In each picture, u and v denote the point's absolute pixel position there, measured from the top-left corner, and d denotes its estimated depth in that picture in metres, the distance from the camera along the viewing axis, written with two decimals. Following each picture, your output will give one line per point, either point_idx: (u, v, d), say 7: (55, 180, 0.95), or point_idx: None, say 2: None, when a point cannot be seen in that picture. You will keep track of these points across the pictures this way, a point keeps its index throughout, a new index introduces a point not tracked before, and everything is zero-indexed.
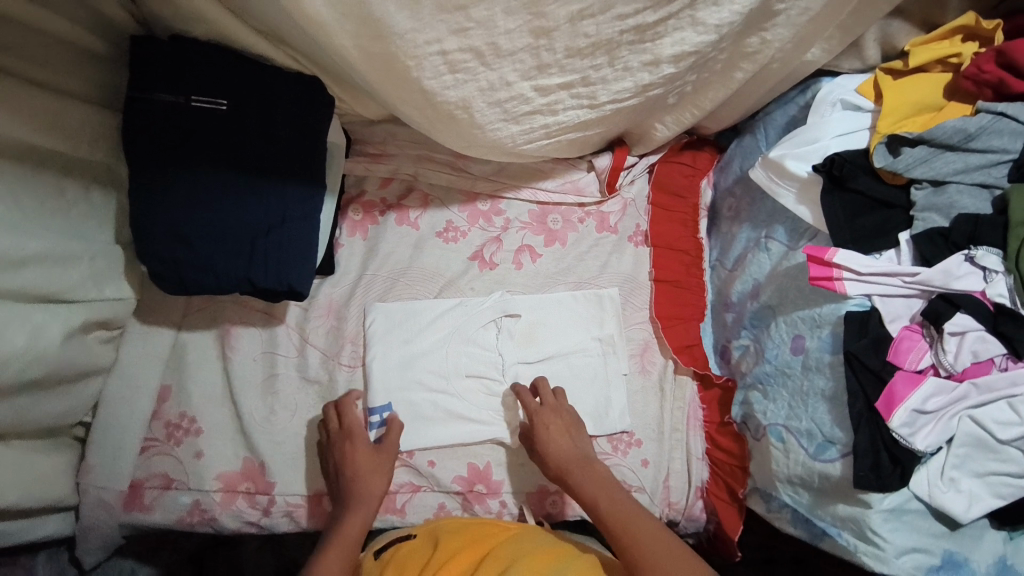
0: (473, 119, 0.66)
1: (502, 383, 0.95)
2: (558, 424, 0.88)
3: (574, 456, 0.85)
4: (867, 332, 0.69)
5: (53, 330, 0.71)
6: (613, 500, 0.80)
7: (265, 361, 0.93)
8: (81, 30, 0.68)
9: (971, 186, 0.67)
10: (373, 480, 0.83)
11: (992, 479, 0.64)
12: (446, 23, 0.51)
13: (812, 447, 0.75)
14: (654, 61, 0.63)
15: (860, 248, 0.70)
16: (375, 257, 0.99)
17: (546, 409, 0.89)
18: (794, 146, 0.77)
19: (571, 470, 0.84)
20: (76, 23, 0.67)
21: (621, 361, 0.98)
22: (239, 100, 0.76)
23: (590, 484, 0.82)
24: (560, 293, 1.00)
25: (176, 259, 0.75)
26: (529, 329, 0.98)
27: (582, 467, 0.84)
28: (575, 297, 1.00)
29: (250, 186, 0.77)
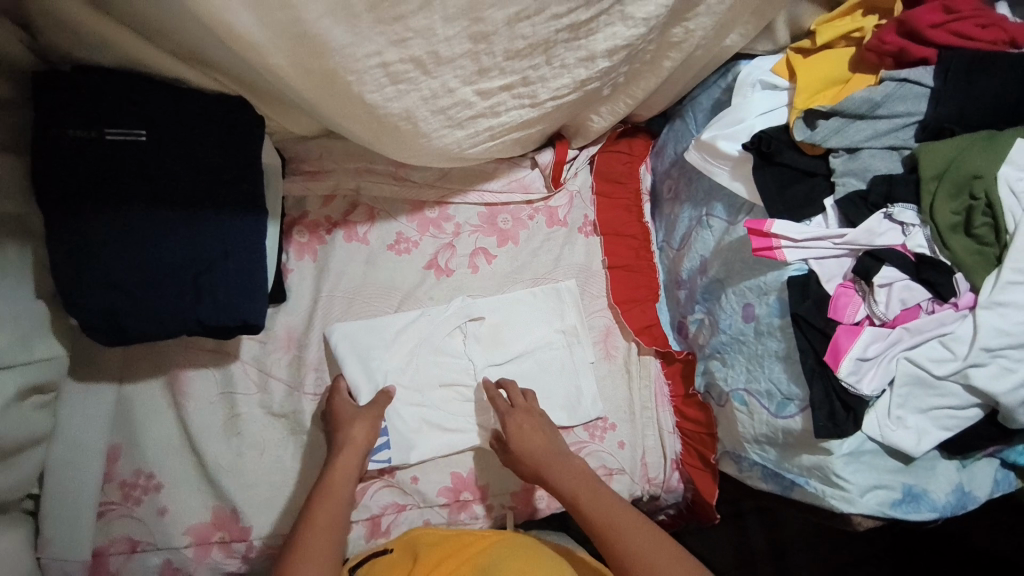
0: (418, 128, 0.66)
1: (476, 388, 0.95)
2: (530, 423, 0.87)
3: (549, 452, 0.85)
4: (809, 294, 0.75)
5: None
6: (588, 487, 0.82)
7: (224, 402, 0.88)
8: None
9: (882, 149, 0.74)
10: (351, 460, 0.81)
11: (937, 413, 0.71)
12: (385, 35, 0.50)
13: (773, 406, 0.79)
14: (589, 56, 0.65)
15: (793, 217, 0.76)
16: (327, 278, 0.96)
17: (521, 413, 0.88)
18: (723, 127, 0.82)
19: (547, 465, 0.84)
20: None
21: (586, 350, 1.00)
22: (160, 130, 0.72)
23: (568, 471, 0.83)
24: (520, 292, 1.01)
25: (110, 308, 0.70)
26: (494, 331, 0.98)
27: (553, 455, 0.84)
28: (535, 294, 1.01)
29: (185, 221, 0.73)
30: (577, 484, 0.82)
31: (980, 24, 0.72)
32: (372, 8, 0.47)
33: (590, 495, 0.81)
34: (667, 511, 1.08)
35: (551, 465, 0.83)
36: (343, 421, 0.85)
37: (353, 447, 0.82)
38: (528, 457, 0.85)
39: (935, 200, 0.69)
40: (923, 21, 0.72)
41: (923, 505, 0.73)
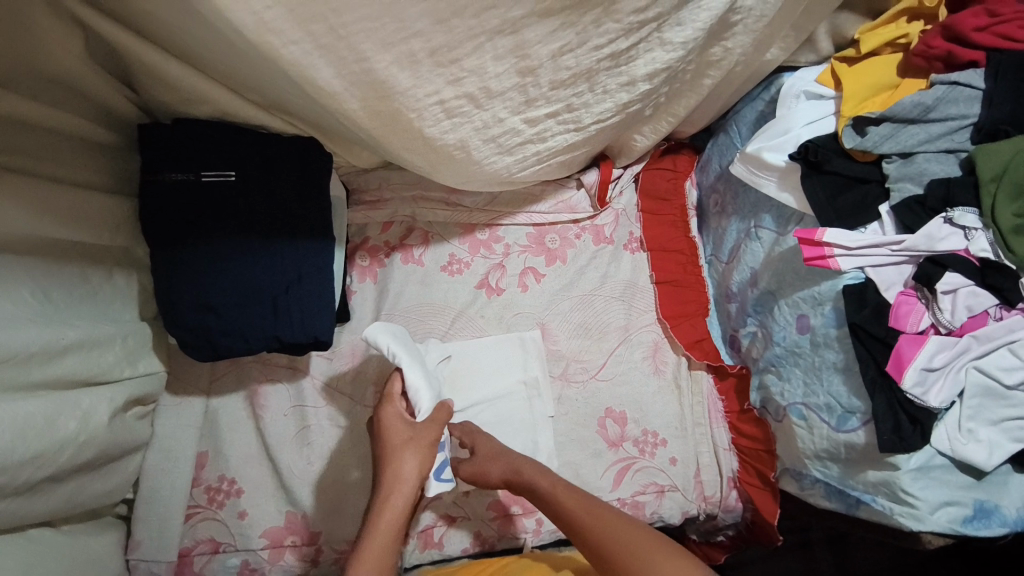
0: (470, 155, 0.70)
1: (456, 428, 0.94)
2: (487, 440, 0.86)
3: (513, 460, 0.82)
4: (867, 302, 0.73)
5: (100, 404, 0.73)
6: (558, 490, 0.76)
7: (296, 415, 0.94)
8: (90, 124, 0.73)
9: (938, 153, 0.72)
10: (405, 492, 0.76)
11: (1009, 425, 0.68)
12: (443, 76, 0.55)
13: (833, 420, 0.78)
14: (630, 81, 0.68)
15: (846, 225, 0.74)
16: (388, 297, 1.03)
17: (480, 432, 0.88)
18: (768, 139, 0.82)
19: (519, 471, 0.81)
20: (85, 118, 0.72)
21: (545, 404, 1.00)
22: (247, 170, 0.79)
23: (536, 475, 0.79)
24: (482, 340, 1.02)
25: (205, 328, 0.79)
26: (455, 377, 0.98)
27: (514, 460, 0.82)
28: (499, 342, 1.02)
29: (264, 248, 0.80)
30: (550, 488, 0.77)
31: None
32: (432, 54, 0.51)
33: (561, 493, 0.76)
34: (725, 532, 1.06)
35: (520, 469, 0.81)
36: (391, 434, 0.79)
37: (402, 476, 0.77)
38: (494, 465, 0.83)
39: (996, 203, 0.66)
40: (966, 26, 0.71)
41: (994, 521, 0.68)
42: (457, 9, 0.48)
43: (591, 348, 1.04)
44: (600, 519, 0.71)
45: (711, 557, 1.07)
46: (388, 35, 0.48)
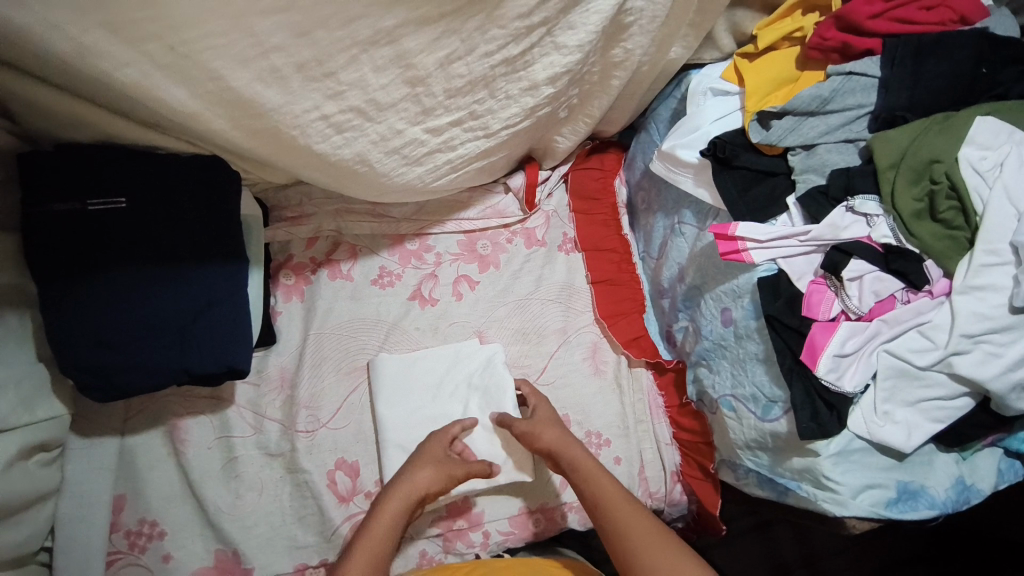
0: (373, 169, 0.68)
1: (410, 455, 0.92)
2: (545, 412, 0.91)
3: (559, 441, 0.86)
4: (780, 293, 0.74)
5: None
6: (598, 472, 0.82)
7: (221, 446, 0.90)
8: None
9: (838, 143, 0.74)
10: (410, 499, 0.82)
11: (925, 405, 0.69)
12: (319, 90, 0.55)
13: (758, 410, 0.78)
14: (532, 85, 0.67)
15: (757, 219, 0.75)
16: (316, 316, 0.99)
17: (543, 401, 0.93)
18: (680, 136, 0.82)
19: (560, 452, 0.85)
20: None
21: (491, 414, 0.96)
22: (140, 196, 0.75)
23: (578, 454, 0.84)
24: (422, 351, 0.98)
25: (102, 365, 0.73)
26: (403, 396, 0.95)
27: (568, 436, 0.86)
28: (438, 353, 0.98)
29: (166, 276, 0.76)
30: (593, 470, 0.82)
31: (926, 6, 0.73)
32: (300, 68, 0.52)
33: (596, 474, 0.82)
34: (675, 525, 1.06)
35: (565, 446, 0.85)
36: (431, 453, 0.87)
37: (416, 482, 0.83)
38: (546, 433, 0.87)
39: (895, 188, 0.68)
40: (859, 14, 0.72)
41: (921, 503, 0.71)
42: (319, 21, 0.49)
43: (531, 353, 1.02)
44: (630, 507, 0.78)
45: None
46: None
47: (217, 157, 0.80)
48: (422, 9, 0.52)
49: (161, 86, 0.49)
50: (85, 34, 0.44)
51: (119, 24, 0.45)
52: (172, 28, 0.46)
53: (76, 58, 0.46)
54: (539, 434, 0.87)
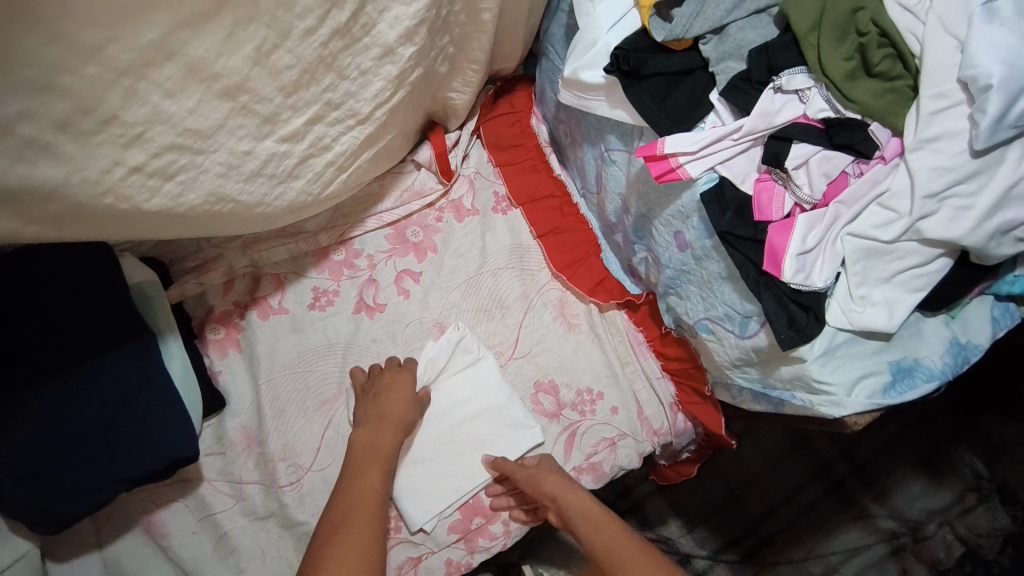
0: (240, 203, 0.58)
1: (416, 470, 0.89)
2: (551, 464, 0.87)
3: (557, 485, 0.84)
4: (727, 203, 0.66)
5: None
6: (610, 524, 0.80)
7: (207, 527, 0.85)
8: None
9: (749, 17, 0.64)
10: (391, 437, 0.84)
11: (903, 278, 0.64)
12: (109, 142, 0.46)
13: (736, 328, 0.73)
14: (386, 50, 0.58)
15: (684, 128, 0.67)
16: (260, 362, 0.91)
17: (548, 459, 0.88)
18: (579, 56, 0.72)
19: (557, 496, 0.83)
20: None
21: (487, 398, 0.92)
22: (2, 308, 0.66)
23: (586, 501, 0.82)
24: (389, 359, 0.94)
25: (32, 501, 0.66)
26: None
27: (570, 484, 0.84)
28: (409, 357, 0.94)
29: (68, 387, 0.68)
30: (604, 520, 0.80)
31: None
32: (66, 125, 0.43)
33: (607, 526, 0.80)
34: (689, 448, 1.03)
35: (567, 494, 0.83)
36: (394, 393, 0.87)
37: (390, 418, 0.85)
38: (548, 477, 0.84)
39: (821, 54, 0.60)
40: None
41: (918, 378, 0.66)
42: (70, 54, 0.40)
43: (499, 329, 0.96)
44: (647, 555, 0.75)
45: (687, 473, 1.06)
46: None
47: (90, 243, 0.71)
48: (190, 4, 0.42)
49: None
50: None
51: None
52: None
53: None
54: (541, 480, 0.84)
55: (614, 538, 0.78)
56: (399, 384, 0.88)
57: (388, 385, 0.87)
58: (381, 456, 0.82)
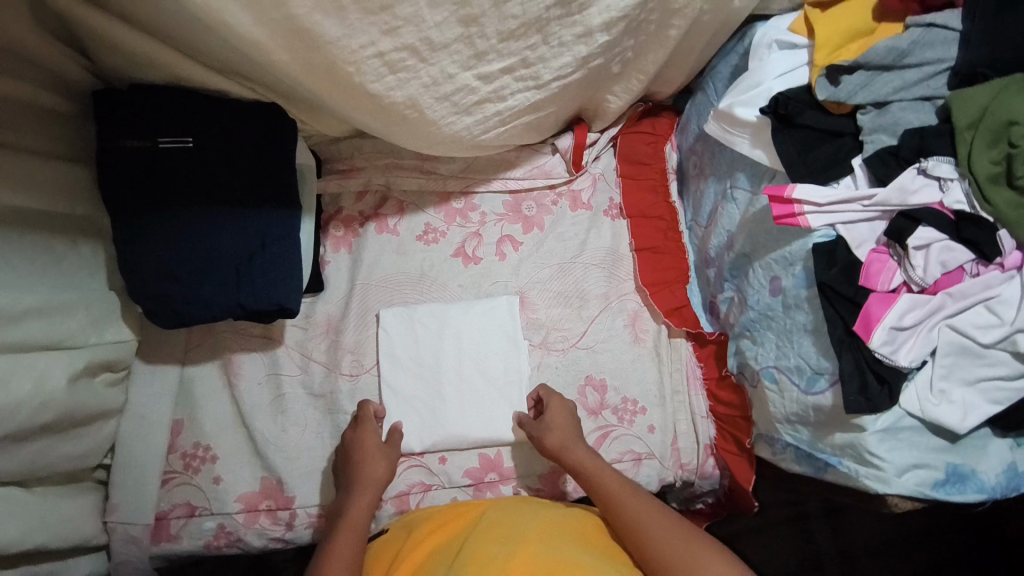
0: (425, 115, 0.69)
1: (437, 408, 0.96)
2: (561, 406, 0.91)
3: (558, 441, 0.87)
4: (836, 260, 0.70)
5: (58, 374, 0.72)
6: (603, 471, 0.84)
7: (271, 383, 0.94)
8: (39, 90, 0.70)
9: (914, 101, 0.68)
10: (364, 502, 0.83)
11: (985, 385, 0.66)
12: (376, 25, 0.53)
13: (803, 382, 0.75)
14: (587, 31, 0.66)
15: (817, 181, 0.72)
16: (361, 267, 1.02)
17: (557, 399, 0.92)
18: (740, 93, 0.78)
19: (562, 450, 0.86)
20: (33, 83, 0.70)
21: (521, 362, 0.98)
22: (206, 137, 0.79)
23: (580, 452, 0.86)
24: (424, 308, 1.00)
25: (166, 294, 0.78)
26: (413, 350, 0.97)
27: (573, 435, 0.88)
28: (443, 306, 1.00)
29: (227, 217, 0.80)
30: (597, 467, 0.84)
31: None
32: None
33: (601, 473, 0.83)
34: (705, 500, 1.05)
35: (567, 444, 0.86)
36: (373, 461, 0.86)
37: (369, 479, 0.84)
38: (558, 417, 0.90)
39: (971, 151, 0.64)
40: None
41: (969, 487, 0.67)
42: None
43: (572, 316, 1.02)
44: (638, 498, 0.81)
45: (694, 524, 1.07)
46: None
47: (280, 113, 0.83)
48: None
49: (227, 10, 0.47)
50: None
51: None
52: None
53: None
54: (543, 437, 0.88)
55: (610, 486, 0.82)
56: (376, 448, 0.87)
57: (361, 457, 0.86)
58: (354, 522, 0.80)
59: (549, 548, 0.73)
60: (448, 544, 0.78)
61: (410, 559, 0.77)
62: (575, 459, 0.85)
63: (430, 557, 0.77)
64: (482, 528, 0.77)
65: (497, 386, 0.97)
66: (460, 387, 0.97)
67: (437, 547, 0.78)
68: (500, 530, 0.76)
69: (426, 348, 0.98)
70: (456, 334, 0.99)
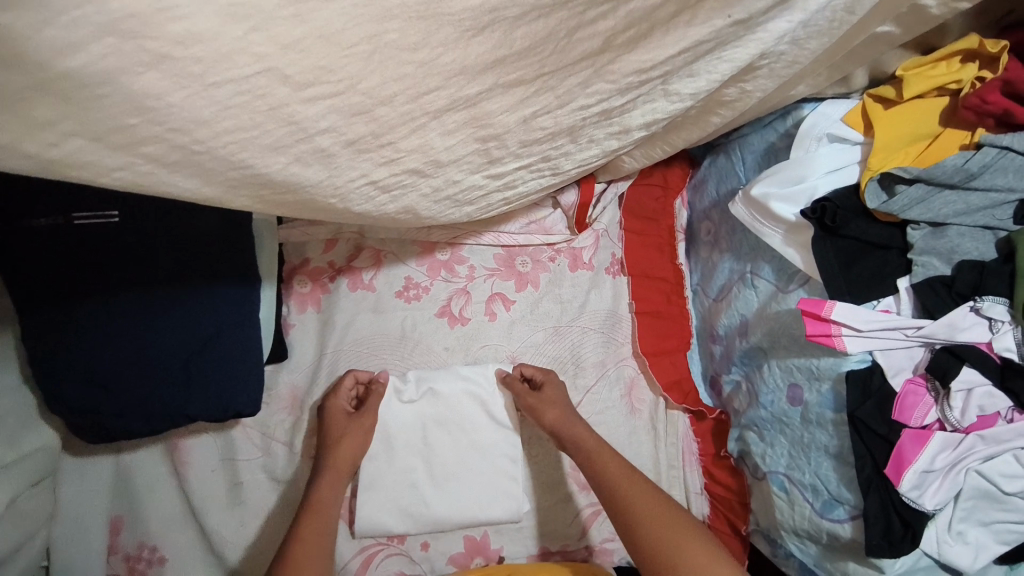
0: (419, 215, 0.56)
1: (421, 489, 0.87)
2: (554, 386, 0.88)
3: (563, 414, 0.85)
4: (870, 394, 0.65)
5: None
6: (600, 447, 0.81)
7: (227, 469, 0.83)
8: None
9: (974, 228, 0.61)
10: (333, 484, 0.79)
11: (1000, 527, 0.63)
12: (371, 159, 0.43)
13: (818, 503, 0.71)
14: (623, 130, 0.55)
15: (856, 299, 0.65)
16: (333, 331, 0.89)
17: (554, 378, 0.89)
18: (779, 183, 0.69)
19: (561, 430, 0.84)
20: None
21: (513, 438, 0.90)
22: (136, 209, 0.64)
23: (579, 429, 0.83)
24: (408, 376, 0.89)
25: (93, 405, 0.64)
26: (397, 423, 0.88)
27: (568, 413, 0.85)
28: (438, 372, 0.90)
29: (167, 304, 0.66)
30: (594, 444, 0.81)
31: None
32: (353, 143, 0.41)
33: (598, 449, 0.81)
34: None
35: (564, 422, 0.84)
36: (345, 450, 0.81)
37: (337, 466, 0.80)
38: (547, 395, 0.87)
39: None
40: None
41: None
42: (392, 96, 0.39)
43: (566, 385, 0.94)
44: (633, 478, 0.78)
45: None
46: (277, 139, 0.38)
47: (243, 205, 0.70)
48: (519, 72, 0.42)
49: (168, 183, 0.37)
50: (53, 151, 0.32)
51: (99, 135, 0.32)
52: (178, 130, 0.34)
53: (36, 169, 0.33)
54: (543, 411, 0.85)
55: (592, 445, 0.81)
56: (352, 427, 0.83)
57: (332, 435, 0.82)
58: (324, 502, 0.77)
59: None
60: None
61: None
62: (574, 435, 0.83)
63: None
64: None
65: (493, 463, 0.89)
66: (446, 464, 0.89)
67: None
68: None
69: (406, 419, 0.88)
70: (438, 410, 0.89)
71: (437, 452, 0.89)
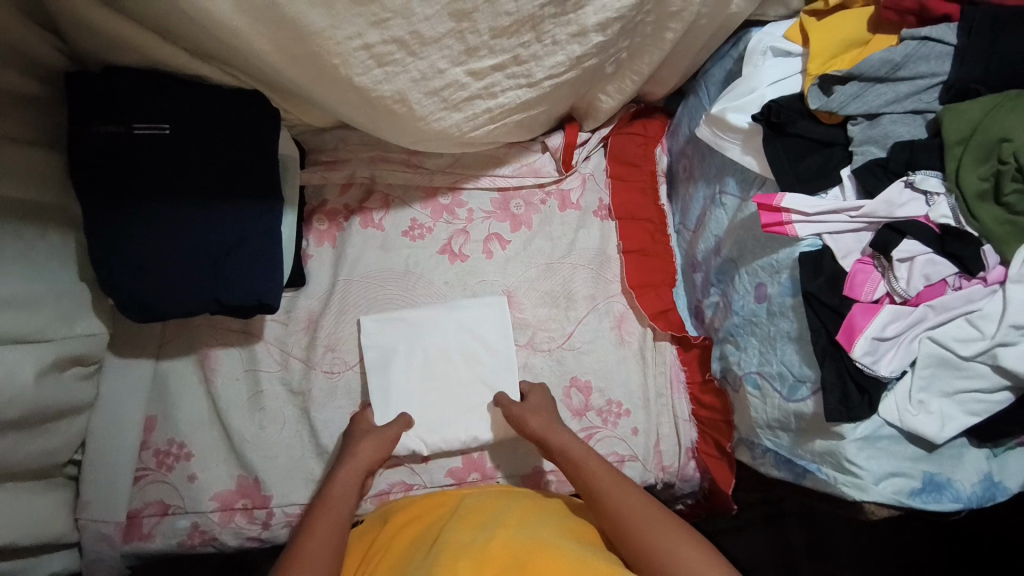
0: (413, 110, 0.68)
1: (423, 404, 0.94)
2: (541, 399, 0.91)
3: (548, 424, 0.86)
4: (822, 270, 0.70)
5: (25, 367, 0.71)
6: (586, 455, 0.83)
7: (249, 379, 0.93)
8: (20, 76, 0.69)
9: (904, 114, 0.69)
10: (345, 490, 0.82)
11: (963, 397, 0.66)
12: (363, 16, 0.55)
13: (785, 389, 0.76)
14: (581, 31, 0.65)
15: (807, 190, 0.72)
16: (345, 262, 0.99)
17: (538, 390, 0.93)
18: (732, 99, 0.78)
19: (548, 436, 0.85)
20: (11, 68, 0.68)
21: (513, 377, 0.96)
22: (182, 124, 0.76)
23: (566, 438, 0.85)
24: (412, 314, 0.96)
25: (138, 288, 0.76)
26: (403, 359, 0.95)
27: (554, 420, 0.87)
28: (436, 311, 0.97)
29: (204, 211, 0.77)
30: (583, 453, 0.83)
31: None
32: None
33: (587, 459, 0.83)
34: (684, 501, 1.05)
35: (552, 432, 0.85)
36: (346, 473, 0.83)
37: (350, 471, 0.83)
38: (532, 420, 0.87)
39: (961, 166, 0.64)
40: None
41: (945, 496, 0.68)
42: None
43: (559, 317, 1.00)
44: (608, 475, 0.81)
45: None
46: None
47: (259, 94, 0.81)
48: None
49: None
50: None
51: None
52: None
53: None
54: (526, 420, 0.87)
55: (572, 451, 0.84)
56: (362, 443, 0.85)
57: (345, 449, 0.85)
58: (340, 515, 0.79)
59: (536, 521, 0.77)
60: (415, 540, 0.78)
61: (386, 549, 0.78)
62: (555, 440, 0.85)
63: (410, 541, 0.78)
64: (464, 512, 0.79)
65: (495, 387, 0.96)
66: (449, 387, 0.96)
67: (415, 534, 0.80)
68: (482, 514, 0.77)
69: (409, 352, 0.95)
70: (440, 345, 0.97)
71: (439, 381, 0.96)
